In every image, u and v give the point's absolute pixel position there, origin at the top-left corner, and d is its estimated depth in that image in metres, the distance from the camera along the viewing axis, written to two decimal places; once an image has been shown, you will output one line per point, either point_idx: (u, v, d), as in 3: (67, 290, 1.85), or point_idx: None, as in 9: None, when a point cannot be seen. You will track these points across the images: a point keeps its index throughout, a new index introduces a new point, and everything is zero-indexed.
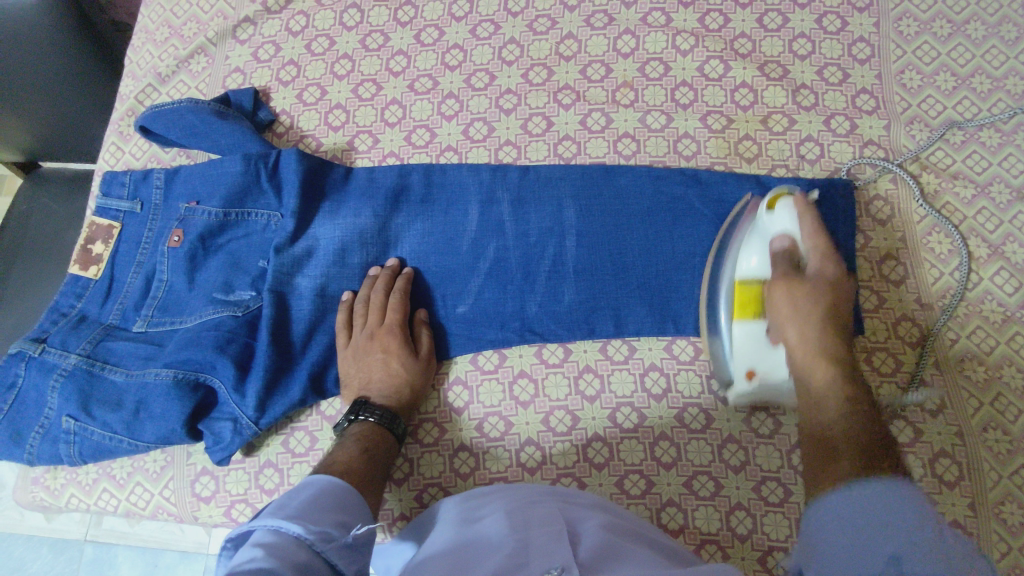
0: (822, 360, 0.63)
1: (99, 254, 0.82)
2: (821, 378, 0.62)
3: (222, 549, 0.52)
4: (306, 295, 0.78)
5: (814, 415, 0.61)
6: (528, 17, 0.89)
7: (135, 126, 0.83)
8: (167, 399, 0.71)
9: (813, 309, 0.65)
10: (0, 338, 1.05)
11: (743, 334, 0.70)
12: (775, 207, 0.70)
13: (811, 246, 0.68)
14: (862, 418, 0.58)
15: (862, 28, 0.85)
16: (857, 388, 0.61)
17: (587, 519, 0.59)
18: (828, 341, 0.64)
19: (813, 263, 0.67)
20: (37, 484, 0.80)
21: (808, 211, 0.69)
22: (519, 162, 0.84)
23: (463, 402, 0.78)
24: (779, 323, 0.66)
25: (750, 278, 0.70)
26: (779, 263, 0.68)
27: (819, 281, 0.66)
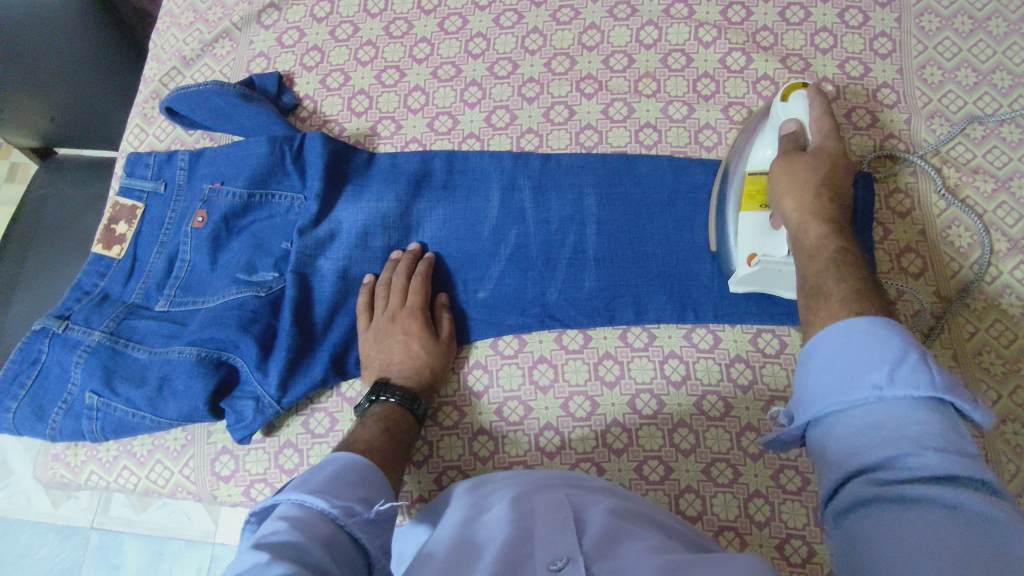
0: (817, 222, 0.64)
1: (122, 233, 0.83)
2: (814, 237, 0.63)
3: (245, 524, 0.51)
4: (328, 277, 0.78)
5: (808, 269, 0.61)
6: (551, 7, 0.90)
7: (161, 107, 0.84)
8: (190, 377, 0.72)
9: (811, 177, 0.66)
10: (16, 321, 1.06)
11: (750, 221, 0.72)
12: (788, 98, 0.72)
13: (818, 127, 0.70)
14: (855, 268, 0.58)
15: (884, 23, 0.86)
16: (848, 245, 0.62)
17: (595, 503, 0.56)
18: (826, 205, 0.65)
19: (815, 140, 0.69)
20: (58, 461, 0.80)
21: (817, 99, 0.71)
22: (541, 149, 0.85)
23: (482, 386, 0.78)
24: (779, 197, 0.68)
25: (762, 166, 0.72)
26: (784, 143, 0.70)
27: (820, 155, 0.68)
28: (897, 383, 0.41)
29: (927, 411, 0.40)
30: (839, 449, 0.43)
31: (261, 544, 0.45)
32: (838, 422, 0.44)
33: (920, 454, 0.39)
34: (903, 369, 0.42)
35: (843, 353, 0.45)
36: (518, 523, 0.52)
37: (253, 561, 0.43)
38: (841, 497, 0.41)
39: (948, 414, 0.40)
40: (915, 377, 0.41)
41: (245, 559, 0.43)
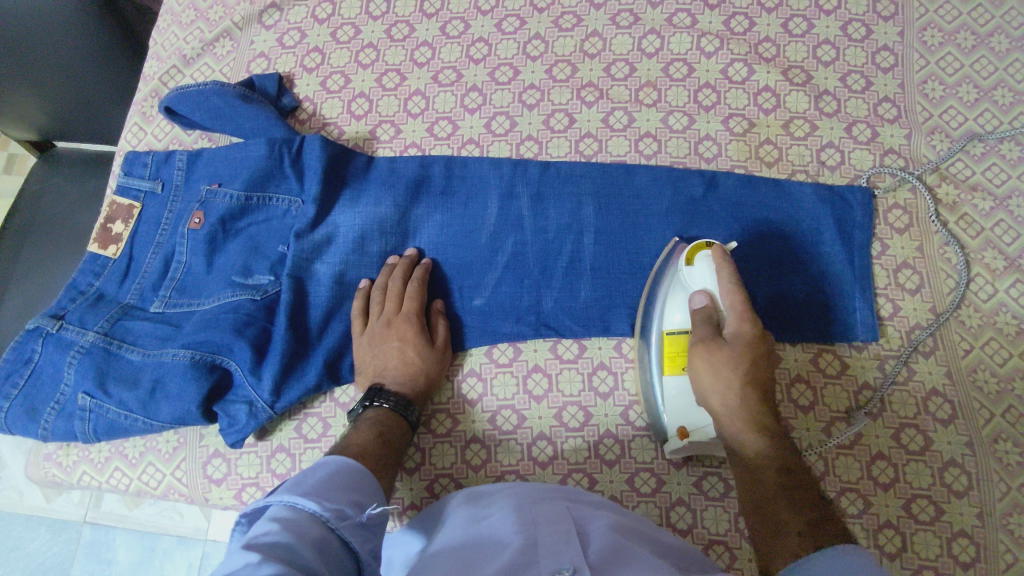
0: (749, 427, 0.62)
1: (118, 233, 0.83)
2: (752, 447, 0.61)
3: (235, 525, 0.50)
4: (324, 282, 0.78)
5: (751, 483, 0.60)
6: (554, 13, 0.89)
7: (160, 106, 0.83)
8: (183, 380, 0.71)
9: (731, 373, 0.63)
10: (10, 314, 1.06)
11: (676, 392, 0.69)
12: (694, 262, 0.70)
13: (729, 304, 0.66)
14: (799, 479, 0.58)
15: (887, 37, 0.86)
16: (782, 449, 0.61)
17: (597, 518, 0.56)
18: (752, 405, 0.63)
19: (733, 322, 0.65)
20: (49, 461, 0.80)
21: (723, 265, 0.67)
22: (541, 157, 0.84)
23: (477, 394, 0.78)
24: (703, 388, 0.65)
25: (678, 336, 0.70)
26: (699, 325, 0.67)
27: (739, 345, 0.64)
28: None
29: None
30: None
31: (252, 544, 0.44)
32: None
33: None
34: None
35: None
36: (523, 532, 0.52)
37: (245, 560, 0.42)
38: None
39: None
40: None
41: (235, 559, 0.43)
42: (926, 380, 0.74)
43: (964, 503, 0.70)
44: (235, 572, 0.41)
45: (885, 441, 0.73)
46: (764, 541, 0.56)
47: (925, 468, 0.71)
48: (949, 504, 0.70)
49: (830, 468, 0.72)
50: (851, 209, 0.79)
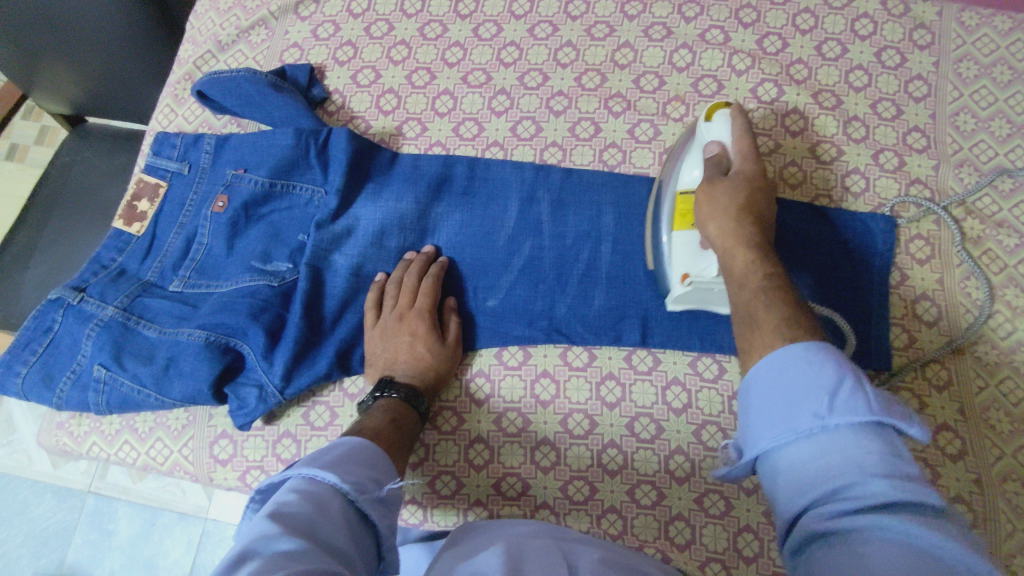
0: (741, 245, 0.63)
1: (143, 211, 0.84)
2: (742, 261, 0.62)
3: (250, 501, 0.52)
4: (341, 273, 0.79)
5: (738, 291, 0.61)
6: (587, 22, 0.90)
7: (193, 90, 0.85)
8: (197, 360, 0.73)
9: (732, 198, 0.66)
10: (31, 282, 1.09)
11: (680, 242, 0.71)
12: (712, 118, 0.73)
13: (738, 150, 0.70)
14: (783, 286, 0.59)
15: (921, 66, 0.85)
16: (771, 263, 0.62)
17: (585, 550, 0.57)
18: (750, 229, 0.64)
19: (737, 162, 0.70)
20: (61, 429, 0.81)
21: (738, 119, 0.71)
22: (564, 163, 0.85)
23: (484, 394, 0.78)
24: (704, 220, 0.67)
25: (690, 188, 0.72)
26: (708, 166, 0.70)
27: (740, 178, 0.68)
28: (837, 406, 0.44)
29: (870, 433, 0.43)
30: (787, 486, 0.45)
31: (273, 513, 0.46)
32: (780, 460, 0.46)
33: (861, 483, 0.41)
34: (841, 398, 0.45)
35: (784, 379, 0.48)
36: (514, 556, 0.52)
37: (260, 530, 0.44)
38: (796, 520, 0.43)
39: (885, 440, 0.43)
40: (853, 403, 0.44)
41: (254, 526, 0.45)
42: (936, 414, 0.73)
43: None
44: (251, 541, 0.44)
45: None
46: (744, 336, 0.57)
47: None
48: None
49: None
50: (872, 237, 0.79)
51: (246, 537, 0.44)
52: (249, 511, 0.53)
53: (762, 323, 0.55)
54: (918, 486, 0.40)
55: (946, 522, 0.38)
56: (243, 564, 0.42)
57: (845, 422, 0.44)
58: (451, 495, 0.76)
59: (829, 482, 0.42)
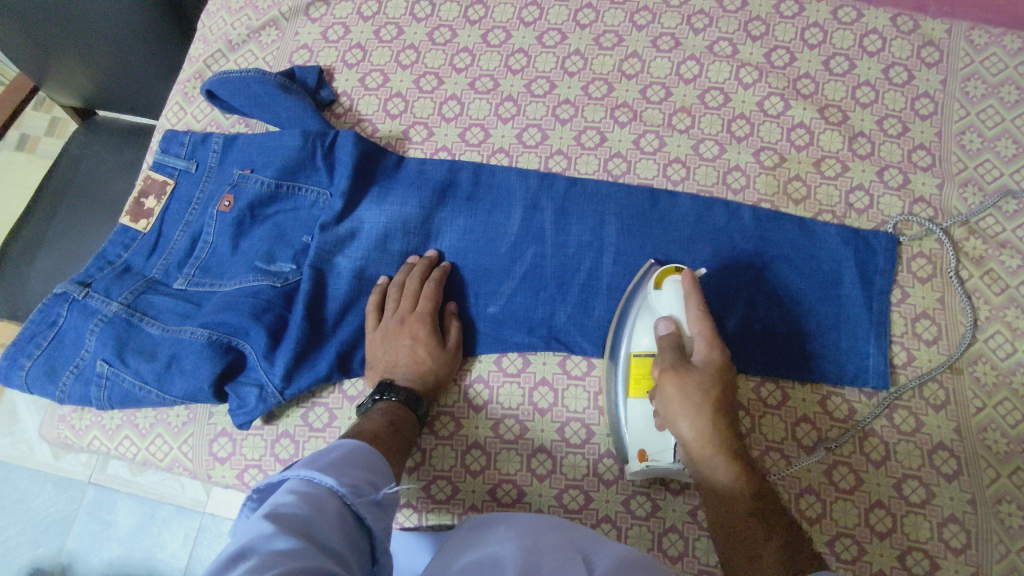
0: (719, 451, 0.62)
1: (150, 208, 0.85)
2: (723, 473, 0.61)
3: (248, 500, 0.53)
4: (344, 275, 0.80)
5: (723, 514, 0.60)
6: (596, 30, 0.90)
7: (202, 89, 0.85)
8: (199, 358, 0.73)
9: (699, 399, 0.63)
10: (37, 275, 1.10)
11: (639, 413, 0.70)
12: (662, 287, 0.71)
13: (698, 331, 0.67)
14: (774, 505, 0.59)
15: (928, 84, 0.85)
16: (751, 472, 0.61)
17: (602, 555, 0.56)
18: (723, 433, 0.63)
19: (701, 349, 0.66)
20: (62, 422, 0.82)
21: (691, 293, 0.69)
22: (568, 172, 0.85)
23: (482, 400, 0.78)
24: (672, 416, 0.65)
25: (647, 358, 0.71)
26: (665, 352, 0.67)
27: (708, 370, 0.64)
28: None
29: None
30: None
31: (271, 513, 0.47)
32: None
33: None
34: None
35: None
36: (522, 551, 0.53)
37: (259, 529, 0.45)
38: None
39: None
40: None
41: (251, 526, 0.46)
42: (934, 433, 0.73)
43: (960, 560, 0.69)
44: (249, 539, 0.44)
45: (885, 490, 0.72)
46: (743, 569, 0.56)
47: (924, 521, 0.71)
48: (945, 560, 0.70)
49: (826, 510, 0.72)
50: (874, 253, 0.79)
51: (244, 536, 0.45)
52: (246, 510, 0.53)
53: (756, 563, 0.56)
54: None
55: None
56: (240, 563, 0.42)
57: None
58: (446, 500, 0.76)
59: None
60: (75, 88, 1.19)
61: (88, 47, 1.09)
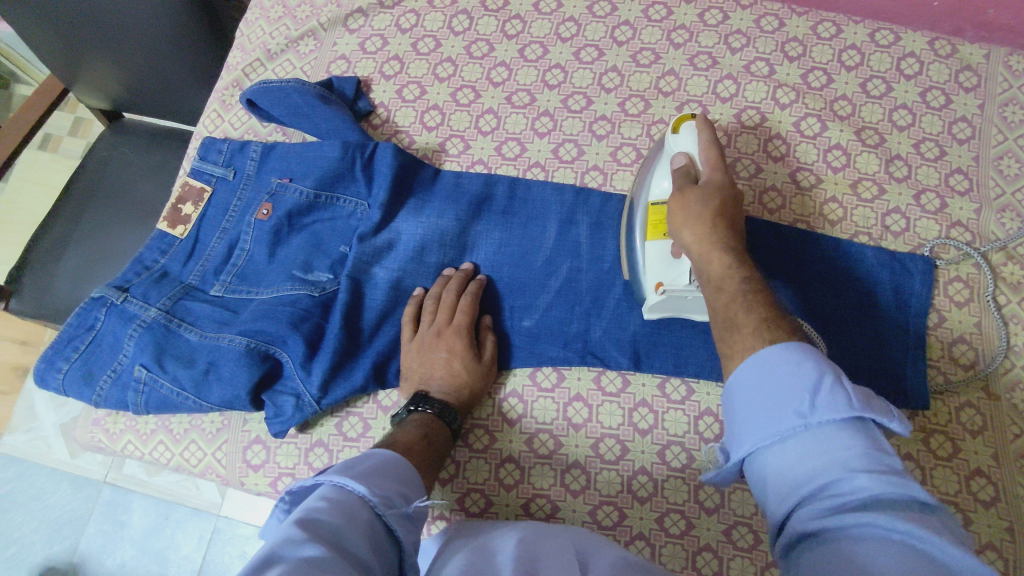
0: (715, 249, 0.64)
1: (187, 214, 0.86)
2: (717, 265, 0.63)
3: (282, 501, 0.54)
4: (381, 286, 0.80)
5: (715, 298, 0.62)
6: (633, 48, 0.91)
7: (242, 98, 0.86)
8: (237, 365, 0.73)
9: (703, 206, 0.66)
10: (62, 274, 1.11)
11: (655, 250, 0.72)
12: (680, 129, 0.74)
13: (706, 158, 0.70)
14: (762, 290, 0.61)
15: (966, 108, 0.85)
16: (747, 265, 0.63)
17: (601, 557, 0.57)
18: (724, 233, 0.65)
19: (705, 171, 0.70)
20: (96, 426, 0.82)
21: (705, 128, 0.72)
22: (604, 187, 0.85)
23: (516, 414, 0.78)
24: (677, 228, 0.68)
25: (662, 197, 0.73)
26: (675, 178, 0.71)
27: (710, 187, 0.68)
28: (817, 408, 0.47)
29: (853, 429, 0.46)
30: (782, 483, 0.47)
31: (302, 519, 0.47)
32: (771, 457, 0.48)
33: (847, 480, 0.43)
34: (822, 395, 0.47)
35: (768, 373, 0.51)
36: (522, 556, 0.53)
37: (288, 532, 0.45)
38: (788, 518, 0.46)
39: (863, 432, 0.46)
40: (834, 399, 0.47)
41: (280, 530, 0.46)
42: (971, 458, 0.73)
43: None
44: (278, 541, 0.44)
45: None
46: (726, 340, 0.58)
47: None
48: None
49: None
50: (910, 277, 0.79)
51: (273, 538, 0.45)
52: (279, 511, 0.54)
53: (741, 327, 0.57)
54: (897, 477, 0.43)
55: (921, 509, 0.41)
56: (267, 564, 0.42)
57: (826, 420, 0.46)
58: (480, 514, 0.76)
59: (816, 478, 0.45)
60: (100, 86, 1.19)
61: (119, 48, 1.09)
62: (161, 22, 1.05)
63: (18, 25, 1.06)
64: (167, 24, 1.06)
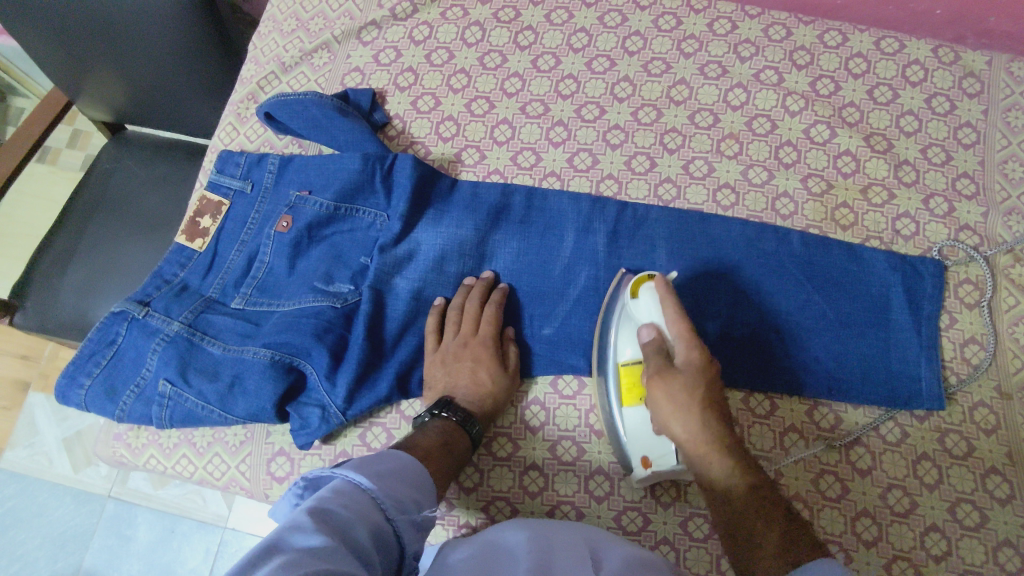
0: (714, 450, 0.63)
1: (206, 228, 0.86)
2: (718, 470, 0.63)
3: (295, 485, 0.55)
4: (402, 296, 0.81)
5: (724, 508, 0.63)
6: (644, 57, 0.92)
7: (260, 112, 0.87)
8: (262, 378, 0.74)
9: (686, 401, 0.65)
10: (65, 284, 1.10)
11: (636, 422, 0.73)
12: (639, 296, 0.73)
13: (677, 332, 0.67)
14: (770, 497, 0.61)
15: (970, 114, 0.87)
16: (748, 465, 0.63)
17: (613, 554, 0.58)
18: (716, 429, 0.64)
19: (680, 350, 0.67)
20: (119, 441, 0.83)
21: (666, 294, 0.69)
22: (619, 196, 0.87)
23: (539, 422, 0.79)
24: (665, 418, 0.66)
25: (633, 367, 0.73)
26: (650, 356, 0.69)
27: (689, 371, 0.65)
28: None
29: None
30: None
31: (315, 509, 0.48)
32: None
33: None
34: None
35: None
36: (533, 551, 0.56)
37: (297, 520, 0.46)
38: None
39: None
40: None
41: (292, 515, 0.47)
42: (986, 458, 0.75)
43: None
44: (286, 525, 0.45)
45: (939, 514, 0.73)
46: (746, 561, 0.59)
47: (979, 545, 0.72)
48: None
49: (883, 533, 0.73)
50: (921, 279, 0.81)
51: (283, 521, 0.46)
52: (290, 494, 0.55)
53: (759, 546, 0.58)
54: None
55: None
56: (273, 549, 0.43)
57: None
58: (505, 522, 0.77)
59: None
60: (108, 101, 1.20)
61: (130, 65, 1.10)
62: (174, 42, 1.06)
63: (26, 43, 1.07)
64: (179, 44, 1.07)
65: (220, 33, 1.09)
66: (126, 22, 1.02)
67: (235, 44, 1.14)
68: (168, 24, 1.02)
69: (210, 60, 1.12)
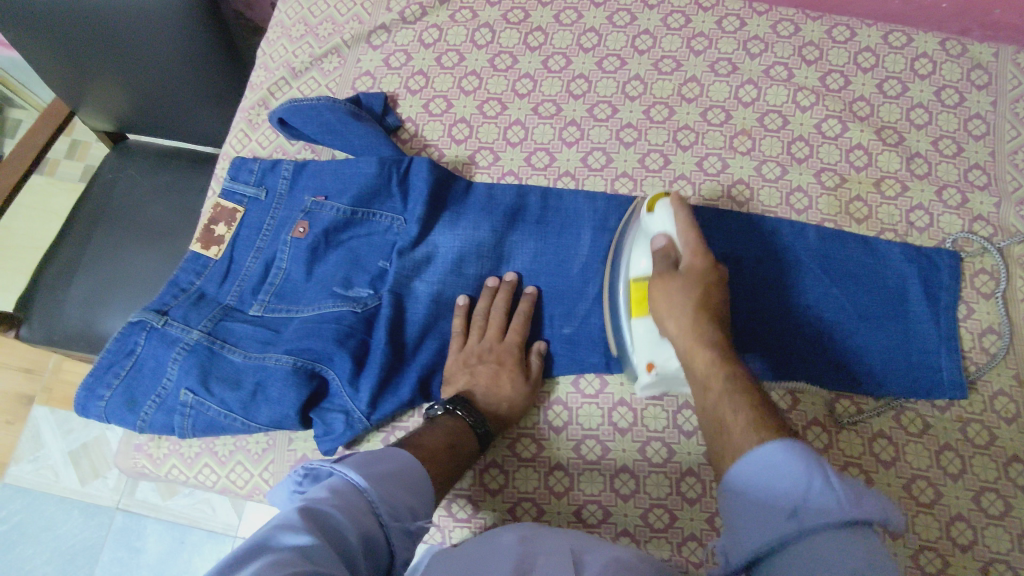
0: (701, 346, 0.63)
1: (220, 235, 0.85)
2: (703, 364, 0.62)
3: (296, 472, 0.55)
4: (422, 299, 0.81)
5: (705, 403, 0.60)
6: (654, 56, 0.92)
7: (273, 118, 0.87)
8: (285, 385, 0.73)
9: (684, 299, 0.66)
10: (70, 297, 1.09)
11: (642, 331, 0.72)
12: (654, 210, 0.73)
13: (685, 241, 0.69)
14: (752, 391, 0.58)
15: (979, 106, 0.88)
16: (733, 364, 0.61)
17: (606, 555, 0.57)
18: (704, 327, 0.65)
19: (686, 257, 0.69)
20: (139, 451, 0.82)
21: (680, 208, 0.70)
22: (635, 194, 0.87)
23: (562, 422, 0.79)
24: (663, 318, 0.68)
25: (643, 277, 0.73)
26: (656, 263, 0.70)
27: (692, 276, 0.67)
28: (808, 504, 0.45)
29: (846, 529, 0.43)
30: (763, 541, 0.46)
31: (308, 509, 0.48)
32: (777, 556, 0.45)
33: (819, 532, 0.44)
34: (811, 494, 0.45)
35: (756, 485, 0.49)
36: (525, 552, 0.56)
37: (287, 519, 0.46)
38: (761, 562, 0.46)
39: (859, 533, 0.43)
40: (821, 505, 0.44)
41: (283, 514, 0.47)
42: (1008, 446, 0.75)
43: None
44: (275, 525, 0.45)
45: (963, 504, 0.74)
46: (719, 448, 0.55)
47: (1004, 532, 0.72)
48: None
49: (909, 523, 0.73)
50: (938, 271, 0.81)
51: (274, 519, 0.46)
52: (291, 480, 0.55)
53: (731, 431, 0.54)
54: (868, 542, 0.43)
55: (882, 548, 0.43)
56: (257, 547, 0.43)
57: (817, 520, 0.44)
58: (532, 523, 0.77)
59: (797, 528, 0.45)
60: (110, 110, 1.19)
61: (135, 74, 1.10)
62: (179, 51, 1.06)
63: (27, 52, 1.06)
64: (185, 53, 1.06)
65: (226, 41, 1.09)
66: (130, 31, 1.01)
67: (241, 54, 1.14)
68: (174, 31, 1.02)
69: (216, 69, 1.12)
